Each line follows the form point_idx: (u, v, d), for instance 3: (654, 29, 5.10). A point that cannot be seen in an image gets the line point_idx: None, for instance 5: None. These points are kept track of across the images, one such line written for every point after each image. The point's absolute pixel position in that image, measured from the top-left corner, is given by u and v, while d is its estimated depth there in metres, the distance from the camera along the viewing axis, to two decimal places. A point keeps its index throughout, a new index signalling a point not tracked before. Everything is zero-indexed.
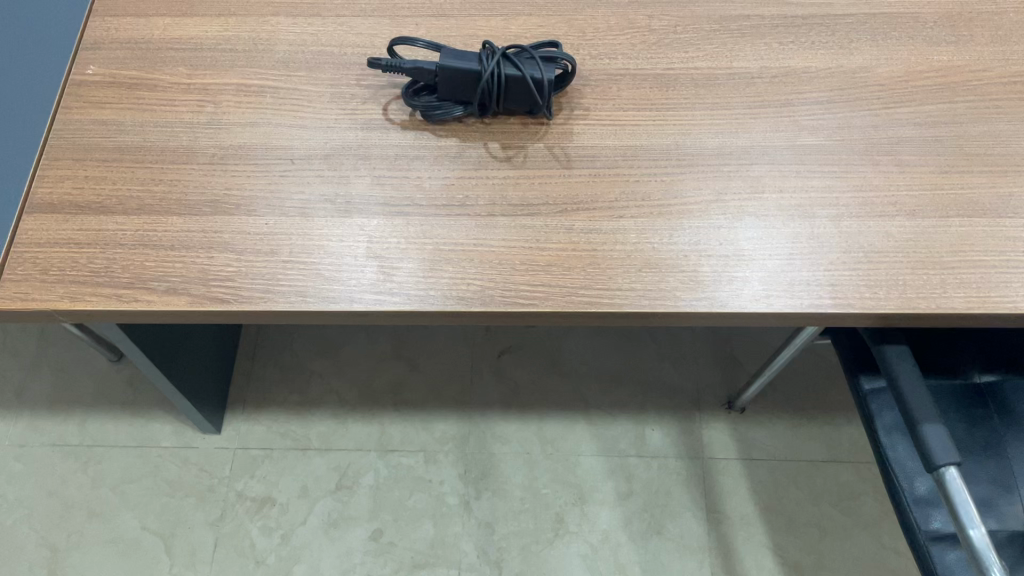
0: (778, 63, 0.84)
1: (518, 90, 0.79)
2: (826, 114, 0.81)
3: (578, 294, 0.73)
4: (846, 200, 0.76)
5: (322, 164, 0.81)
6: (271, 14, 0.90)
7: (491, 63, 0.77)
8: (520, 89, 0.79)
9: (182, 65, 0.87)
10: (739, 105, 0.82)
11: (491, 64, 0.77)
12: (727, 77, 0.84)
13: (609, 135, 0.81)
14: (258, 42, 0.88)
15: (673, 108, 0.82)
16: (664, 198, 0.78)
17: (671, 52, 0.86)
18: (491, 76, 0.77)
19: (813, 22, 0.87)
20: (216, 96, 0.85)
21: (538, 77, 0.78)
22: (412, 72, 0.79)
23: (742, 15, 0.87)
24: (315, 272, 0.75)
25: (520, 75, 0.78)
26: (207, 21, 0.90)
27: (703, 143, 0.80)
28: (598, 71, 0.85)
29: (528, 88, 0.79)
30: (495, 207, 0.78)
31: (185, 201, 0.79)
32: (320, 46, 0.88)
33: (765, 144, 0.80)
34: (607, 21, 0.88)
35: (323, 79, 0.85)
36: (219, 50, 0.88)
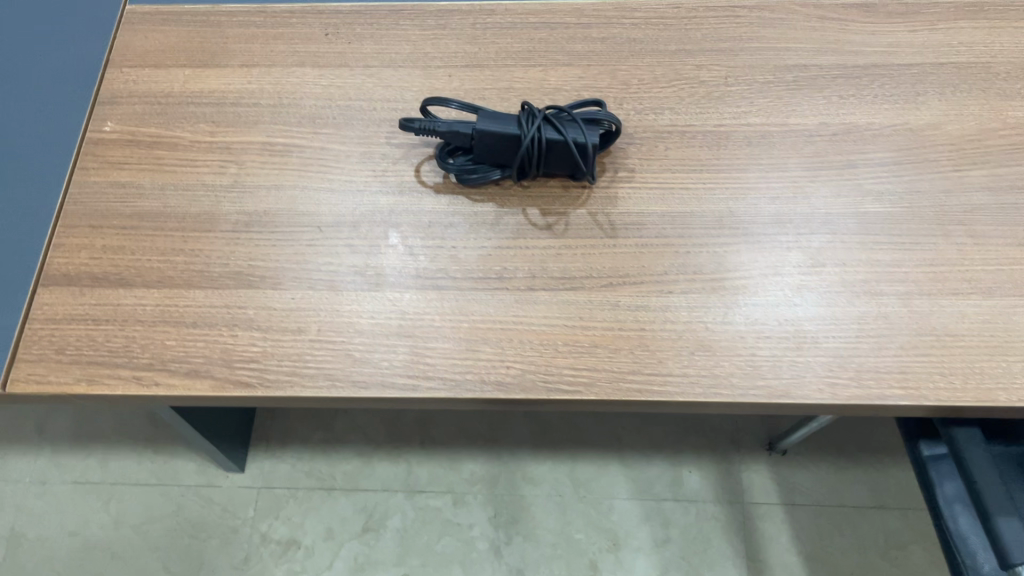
0: (839, 119, 0.78)
1: (560, 154, 0.74)
2: (892, 176, 0.75)
3: (625, 380, 0.68)
4: (914, 275, 0.70)
5: (352, 233, 0.76)
6: (296, 64, 0.85)
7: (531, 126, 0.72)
8: (562, 153, 0.74)
9: (204, 121, 0.82)
10: (798, 167, 0.76)
11: (531, 127, 0.72)
12: (783, 135, 0.78)
13: (656, 199, 0.76)
14: (283, 96, 0.83)
15: (725, 169, 0.77)
16: (718, 272, 0.72)
17: (722, 106, 0.80)
18: (531, 141, 0.73)
19: (876, 72, 0.80)
20: (240, 156, 0.80)
21: (582, 140, 0.73)
22: (447, 134, 0.75)
23: (799, 65, 0.82)
24: (345, 353, 0.70)
25: (562, 138, 0.73)
26: (229, 72, 0.85)
27: (758, 209, 0.75)
28: (644, 128, 0.80)
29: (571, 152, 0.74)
30: (535, 280, 0.73)
31: (207, 272, 0.74)
32: (348, 100, 0.83)
33: (825, 211, 0.74)
34: (653, 71, 0.82)
35: (352, 137, 0.81)
36: (242, 105, 0.83)
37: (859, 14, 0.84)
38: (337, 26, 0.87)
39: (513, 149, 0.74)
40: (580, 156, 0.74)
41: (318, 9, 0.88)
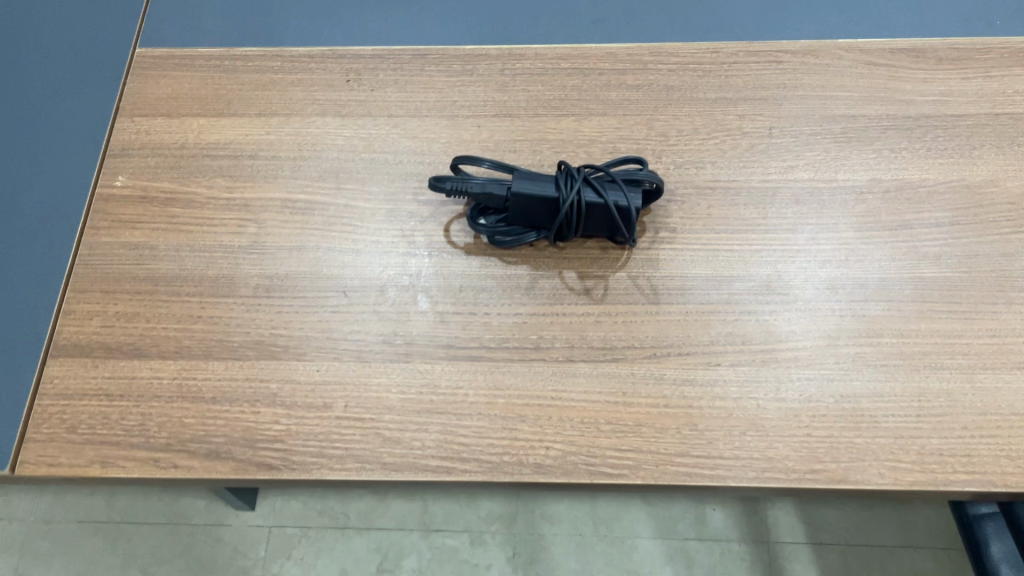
0: (891, 174, 0.74)
1: (599, 217, 0.70)
2: (950, 238, 0.71)
3: (674, 463, 0.64)
4: (976, 347, 0.67)
5: (379, 298, 0.72)
6: (316, 113, 0.81)
7: (571, 188, 0.68)
8: (602, 216, 0.70)
9: (220, 176, 0.78)
10: (849, 227, 0.72)
11: (571, 189, 0.68)
12: (832, 191, 0.74)
13: (700, 262, 0.72)
14: (304, 148, 0.79)
15: (772, 229, 0.73)
16: (768, 343, 0.68)
17: (766, 160, 0.76)
18: (570, 205, 0.69)
19: (928, 124, 0.77)
20: (259, 214, 0.76)
21: (623, 203, 0.69)
22: (480, 195, 0.71)
23: (846, 115, 0.78)
24: (375, 432, 0.66)
25: (603, 200, 0.69)
26: (246, 122, 0.81)
27: (809, 274, 0.71)
28: (685, 184, 0.76)
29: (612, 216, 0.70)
30: (574, 351, 0.69)
31: (227, 342, 0.70)
32: (372, 152, 0.79)
33: (879, 276, 0.70)
34: (692, 122, 0.78)
35: (377, 193, 0.77)
36: (260, 157, 0.79)
37: (908, 59, 0.80)
38: (358, 71, 0.83)
39: (551, 211, 0.70)
40: (620, 220, 0.70)
41: (338, 53, 0.84)
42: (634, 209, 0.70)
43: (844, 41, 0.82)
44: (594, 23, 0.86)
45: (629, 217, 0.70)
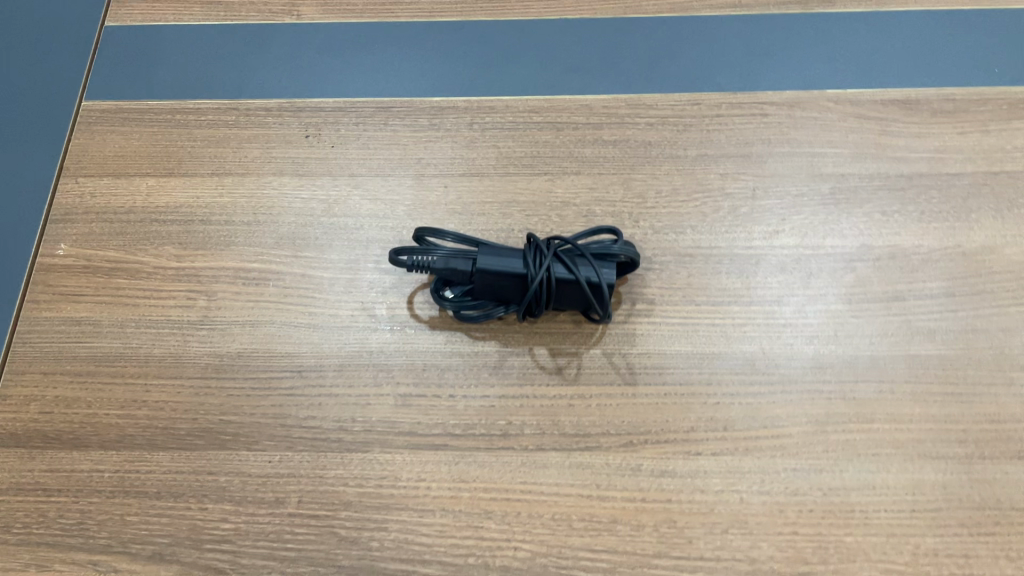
0: (883, 240, 0.70)
1: (571, 292, 0.65)
2: (945, 311, 0.67)
3: (650, 565, 0.60)
4: (974, 433, 0.62)
5: (336, 378, 0.67)
6: (273, 172, 0.76)
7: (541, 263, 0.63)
8: (575, 291, 0.65)
9: (170, 242, 0.73)
10: (838, 299, 0.68)
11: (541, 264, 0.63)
12: (820, 259, 0.70)
13: (680, 337, 0.67)
14: (259, 211, 0.75)
15: (757, 300, 0.68)
16: (753, 428, 0.64)
17: (750, 224, 0.72)
18: (539, 284, 0.64)
19: (922, 183, 0.72)
20: (210, 285, 0.71)
21: (596, 278, 0.64)
22: (443, 270, 0.66)
23: (834, 174, 0.73)
24: (331, 530, 0.62)
25: (575, 276, 0.64)
26: (198, 182, 0.76)
27: (795, 351, 0.66)
28: (664, 250, 0.71)
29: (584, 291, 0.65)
30: (545, 437, 0.64)
31: (174, 429, 0.66)
32: (331, 215, 0.74)
33: (870, 354, 0.66)
34: (671, 182, 0.74)
35: (336, 260, 0.72)
36: (213, 221, 0.74)
37: (901, 112, 0.76)
38: (319, 126, 0.78)
39: (519, 286, 0.65)
40: (593, 296, 0.65)
41: (297, 106, 0.79)
42: (608, 284, 0.65)
43: (833, 92, 0.77)
44: (572, 69, 0.80)
45: (603, 292, 0.65)
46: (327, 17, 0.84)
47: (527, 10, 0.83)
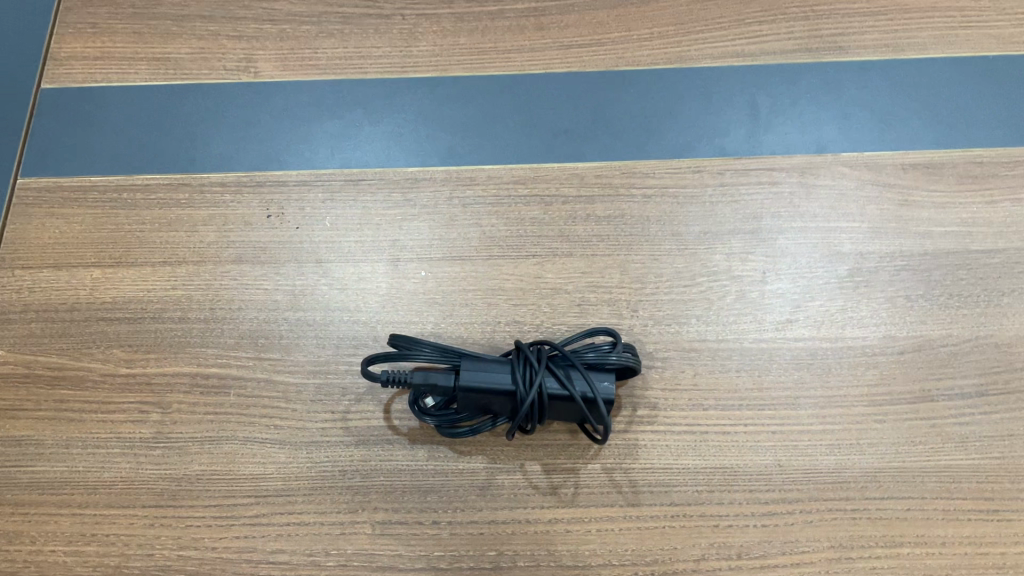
0: (907, 330, 0.64)
1: (564, 407, 0.58)
2: (977, 412, 0.61)
3: None
4: (1014, 558, 0.57)
5: (307, 503, 0.61)
6: (231, 259, 0.69)
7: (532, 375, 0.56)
8: (570, 404, 0.58)
9: (118, 345, 0.66)
10: (860, 400, 0.62)
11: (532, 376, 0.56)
12: (838, 353, 0.63)
13: (687, 449, 0.61)
14: (217, 305, 0.67)
15: (770, 404, 0.62)
16: (771, 555, 0.58)
17: (761, 312, 0.65)
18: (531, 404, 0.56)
19: (950, 263, 0.66)
20: (164, 396, 0.64)
21: (594, 391, 0.57)
22: (423, 383, 0.58)
23: (853, 253, 0.67)
24: None
25: (569, 390, 0.57)
26: (148, 272, 0.69)
27: (815, 462, 0.60)
28: (666, 344, 0.64)
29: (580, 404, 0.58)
30: (540, 570, 0.58)
31: (127, 568, 0.59)
32: (297, 310, 0.67)
33: (897, 465, 0.60)
34: (673, 264, 0.67)
35: (303, 363, 0.65)
36: (165, 319, 0.67)
37: (923, 178, 0.69)
38: (281, 204, 0.71)
39: (507, 401, 0.58)
40: (591, 409, 0.58)
41: (257, 181, 0.72)
42: (607, 395, 0.58)
43: (848, 156, 0.70)
44: (559, 132, 0.73)
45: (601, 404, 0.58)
46: (287, 74, 0.76)
47: (509, 63, 0.75)
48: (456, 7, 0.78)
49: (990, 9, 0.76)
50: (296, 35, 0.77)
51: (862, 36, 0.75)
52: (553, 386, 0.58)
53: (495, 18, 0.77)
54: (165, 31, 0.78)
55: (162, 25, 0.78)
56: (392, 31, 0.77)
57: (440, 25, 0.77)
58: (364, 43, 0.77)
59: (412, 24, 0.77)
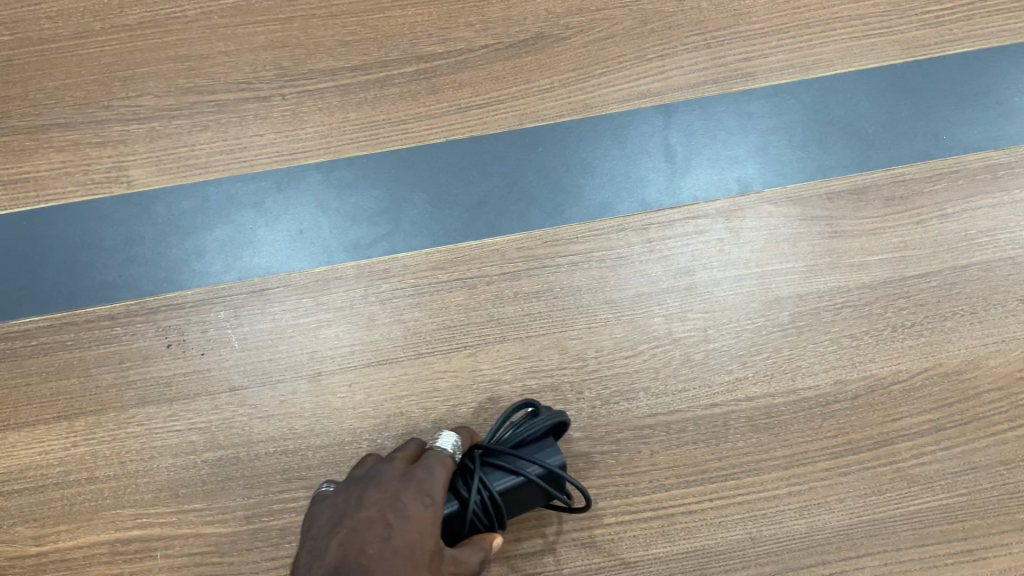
0: (858, 372, 0.62)
1: (520, 494, 0.51)
2: (937, 448, 0.60)
3: None
4: None
5: None
6: (135, 402, 0.62)
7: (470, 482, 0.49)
8: (526, 487, 0.51)
9: (21, 521, 0.60)
10: (822, 454, 0.60)
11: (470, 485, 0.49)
12: (794, 407, 0.61)
13: (657, 536, 0.58)
14: (126, 458, 0.61)
15: (733, 473, 0.60)
16: None
17: (710, 374, 0.62)
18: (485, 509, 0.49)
19: (888, 293, 0.64)
20: (84, 571, 0.58)
21: (545, 466, 0.51)
22: None
23: (791, 296, 0.64)
24: None
25: (520, 476, 0.50)
26: (42, 431, 0.62)
27: (786, 528, 0.59)
28: (618, 425, 0.61)
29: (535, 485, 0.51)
30: None
31: None
32: (217, 448, 0.61)
33: (868, 518, 0.59)
34: (612, 333, 0.63)
35: (235, 509, 0.60)
36: (70, 482, 0.60)
37: (850, 206, 0.67)
38: (180, 329, 0.64)
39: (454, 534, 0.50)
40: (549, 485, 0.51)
41: (149, 306, 0.65)
42: (559, 465, 0.52)
43: (773, 192, 0.67)
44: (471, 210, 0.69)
45: (557, 475, 0.52)
46: (165, 180, 0.69)
47: (407, 136, 0.70)
48: (340, 78, 0.71)
49: (891, 13, 0.73)
50: (167, 133, 0.70)
51: (768, 59, 0.72)
52: (501, 479, 0.51)
53: (384, 85, 0.71)
54: (18, 146, 0.69)
55: (14, 141, 0.69)
56: (275, 115, 0.70)
57: (326, 101, 0.71)
58: (245, 133, 0.70)
59: (294, 103, 0.71)
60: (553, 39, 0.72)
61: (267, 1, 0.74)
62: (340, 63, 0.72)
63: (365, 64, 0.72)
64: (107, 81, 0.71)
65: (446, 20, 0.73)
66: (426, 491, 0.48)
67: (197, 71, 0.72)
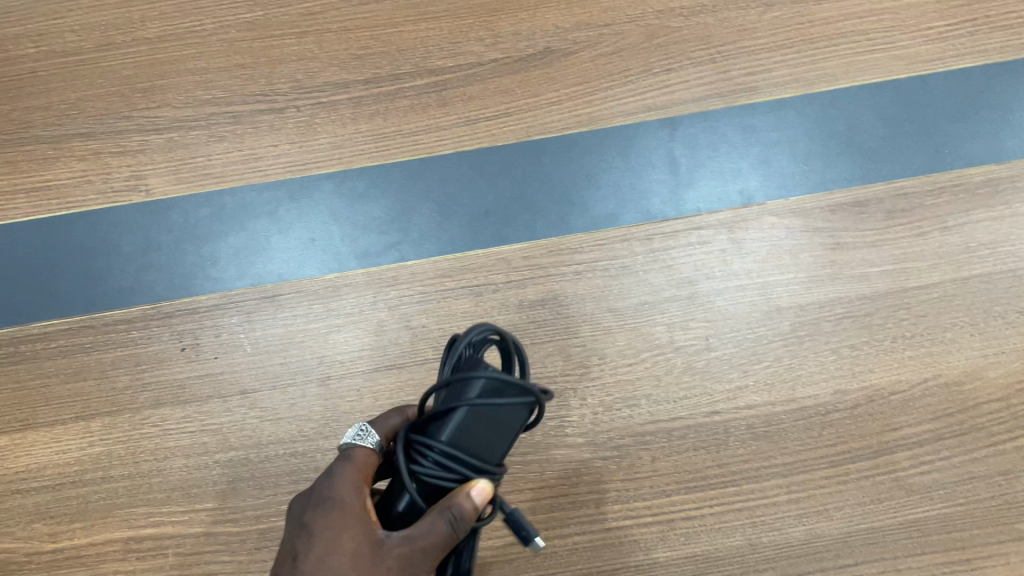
0: (857, 381, 0.63)
1: (476, 427, 0.39)
2: (936, 458, 0.61)
3: None
4: None
5: None
6: (149, 403, 0.64)
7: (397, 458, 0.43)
8: (471, 423, 0.39)
9: (38, 518, 0.61)
10: (820, 462, 0.61)
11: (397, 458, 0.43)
12: (794, 416, 0.62)
13: (657, 541, 0.59)
14: (140, 458, 0.63)
15: (733, 479, 0.61)
16: None
17: (711, 382, 0.63)
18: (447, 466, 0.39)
19: (889, 304, 0.65)
20: (97, 567, 0.60)
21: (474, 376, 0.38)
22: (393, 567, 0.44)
23: (792, 306, 0.65)
24: None
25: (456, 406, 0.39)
26: (60, 431, 0.64)
27: (785, 535, 0.59)
28: (621, 431, 0.62)
29: (481, 408, 0.39)
30: None
31: None
32: (228, 449, 0.63)
33: (866, 526, 0.59)
34: (614, 341, 0.65)
35: (244, 509, 0.61)
36: (86, 481, 0.62)
37: (851, 218, 0.68)
38: (195, 333, 0.66)
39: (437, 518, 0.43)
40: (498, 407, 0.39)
41: (165, 311, 0.67)
42: (494, 370, 0.38)
43: (775, 204, 0.69)
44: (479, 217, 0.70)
45: (496, 387, 0.39)
46: (182, 189, 0.71)
47: (416, 147, 0.71)
48: (352, 90, 0.73)
49: (895, 29, 0.74)
50: (185, 143, 0.72)
51: (772, 73, 0.73)
52: (435, 428, 0.40)
53: (395, 97, 0.73)
54: (41, 155, 0.72)
55: (37, 150, 0.72)
56: (289, 126, 0.72)
57: (339, 112, 0.72)
58: (260, 143, 0.72)
59: (308, 115, 0.72)
60: (561, 54, 0.74)
61: (284, 16, 0.76)
62: (353, 76, 0.74)
63: (377, 77, 0.73)
64: (127, 92, 0.74)
65: (456, 35, 0.75)
66: (327, 497, 0.43)
67: (214, 83, 0.74)
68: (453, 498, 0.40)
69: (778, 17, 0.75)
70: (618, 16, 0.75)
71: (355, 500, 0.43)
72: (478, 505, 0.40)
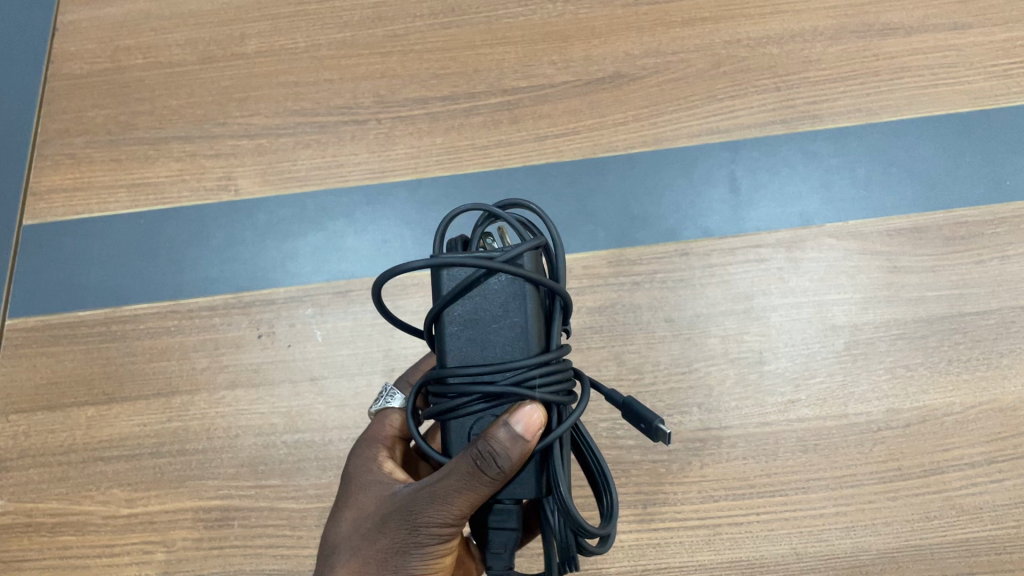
0: (910, 402, 0.63)
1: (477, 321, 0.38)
2: (988, 481, 0.61)
3: None
4: None
5: None
6: (225, 384, 0.68)
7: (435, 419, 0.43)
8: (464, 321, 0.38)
9: (117, 483, 0.66)
10: (869, 477, 0.62)
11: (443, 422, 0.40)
12: (844, 431, 0.63)
13: (702, 544, 0.60)
14: (214, 434, 0.67)
15: (780, 489, 0.62)
16: None
17: (763, 394, 0.64)
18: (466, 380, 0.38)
19: (945, 328, 0.66)
20: (168, 533, 0.64)
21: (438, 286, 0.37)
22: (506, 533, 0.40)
23: (847, 325, 0.66)
24: None
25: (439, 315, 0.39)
26: (143, 404, 0.68)
27: (830, 546, 0.60)
28: (672, 436, 0.63)
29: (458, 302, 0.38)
30: None
31: None
32: (295, 431, 0.66)
33: (914, 543, 0.60)
34: (669, 349, 0.66)
35: (306, 487, 0.64)
36: (163, 452, 0.66)
37: (910, 243, 0.69)
38: (271, 322, 0.70)
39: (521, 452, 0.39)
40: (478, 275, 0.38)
41: (245, 300, 0.71)
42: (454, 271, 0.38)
43: (833, 226, 0.70)
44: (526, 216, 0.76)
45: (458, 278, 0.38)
46: (268, 190, 0.76)
47: (487, 160, 0.75)
48: (430, 106, 0.78)
49: (959, 65, 0.76)
50: (273, 148, 0.77)
51: (835, 103, 0.75)
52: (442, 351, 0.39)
53: (470, 114, 0.77)
54: (143, 154, 0.78)
55: (140, 150, 0.78)
56: (369, 136, 0.77)
57: (416, 125, 0.77)
58: (342, 151, 0.76)
59: (388, 127, 0.77)
60: (630, 78, 0.77)
61: (370, 37, 0.81)
62: (431, 93, 0.78)
63: (454, 95, 0.78)
64: (223, 101, 0.79)
65: (530, 58, 0.79)
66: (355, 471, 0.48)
67: (304, 96, 0.79)
68: (495, 444, 0.36)
69: (843, 50, 0.77)
70: (686, 45, 0.78)
71: (369, 467, 0.48)
72: (522, 438, 0.36)
